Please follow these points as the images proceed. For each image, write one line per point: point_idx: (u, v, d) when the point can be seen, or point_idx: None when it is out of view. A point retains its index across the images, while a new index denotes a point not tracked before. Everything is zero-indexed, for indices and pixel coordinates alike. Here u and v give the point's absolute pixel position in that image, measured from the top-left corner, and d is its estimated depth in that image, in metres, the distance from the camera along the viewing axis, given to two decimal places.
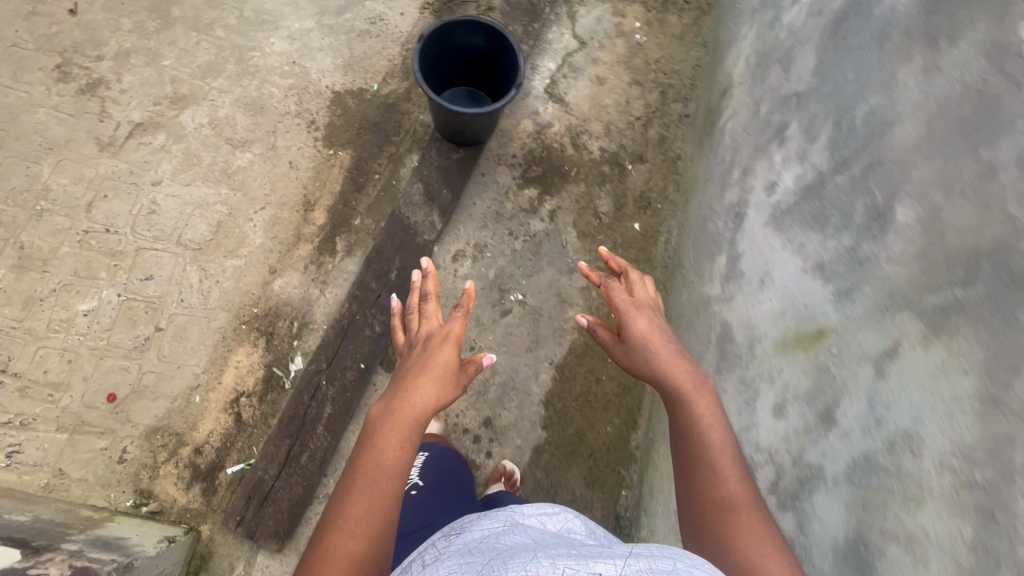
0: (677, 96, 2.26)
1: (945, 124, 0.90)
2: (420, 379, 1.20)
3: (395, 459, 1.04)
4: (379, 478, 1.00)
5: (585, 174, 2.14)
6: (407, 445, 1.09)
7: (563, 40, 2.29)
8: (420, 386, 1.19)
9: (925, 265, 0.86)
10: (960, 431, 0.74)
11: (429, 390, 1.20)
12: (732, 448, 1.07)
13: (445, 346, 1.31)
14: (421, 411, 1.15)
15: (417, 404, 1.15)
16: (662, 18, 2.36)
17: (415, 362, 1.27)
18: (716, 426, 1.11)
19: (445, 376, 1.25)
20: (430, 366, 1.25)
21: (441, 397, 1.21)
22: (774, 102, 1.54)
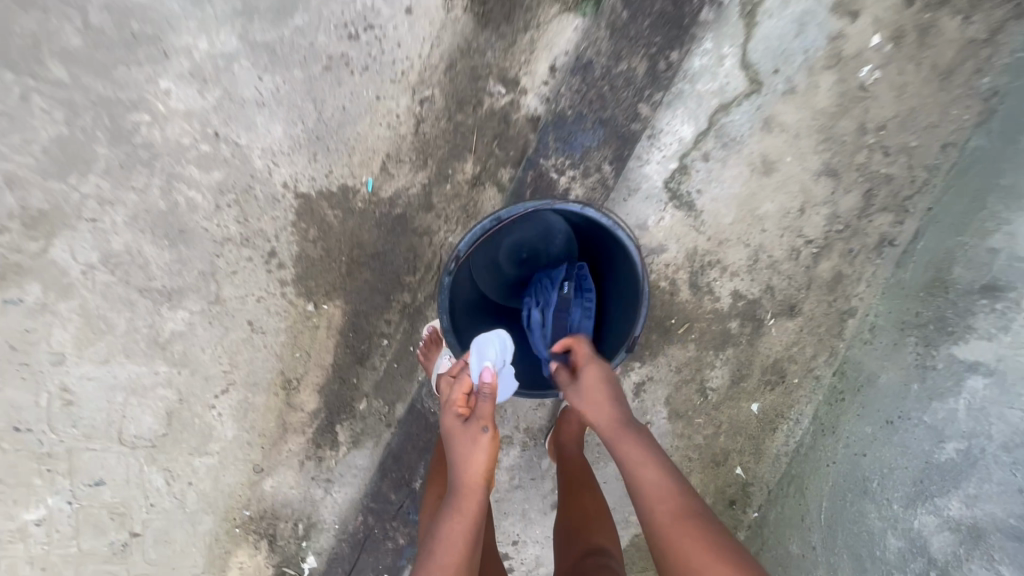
0: (893, 200, 1.30)
1: None
2: (467, 445, 0.95)
3: (460, 534, 0.88)
4: (467, 515, 0.91)
5: (699, 332, 1.41)
6: (471, 502, 0.92)
7: (717, 73, 1.19)
8: (457, 450, 0.96)
9: None
10: None
11: (466, 451, 0.95)
12: (598, 385, 0.97)
13: (478, 416, 0.97)
14: (480, 478, 0.94)
15: (466, 475, 0.93)
16: (926, 21, 1.18)
17: (457, 440, 0.97)
18: (594, 399, 0.97)
19: (472, 424, 0.97)
20: (474, 443, 0.95)
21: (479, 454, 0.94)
22: None
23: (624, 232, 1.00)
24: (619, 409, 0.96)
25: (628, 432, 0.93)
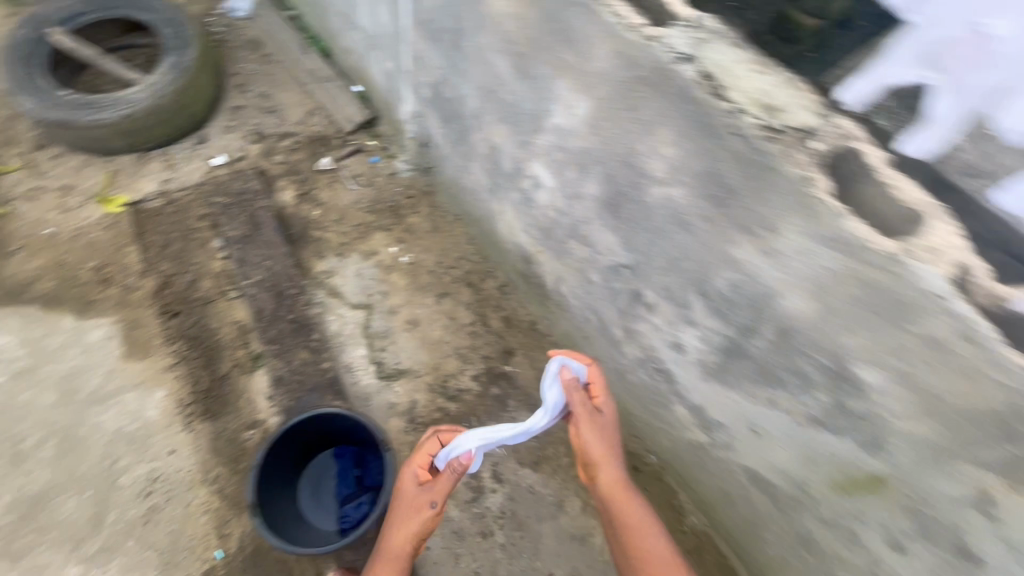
0: (481, 275, 2.18)
1: (837, 303, 0.92)
2: (413, 514, 1.35)
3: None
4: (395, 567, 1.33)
5: (484, 413, 1.94)
6: (401, 551, 1.34)
7: (348, 320, 2.04)
8: (398, 519, 1.36)
9: (939, 424, 0.88)
10: None
11: (408, 522, 1.35)
12: (607, 440, 1.41)
13: (433, 494, 1.35)
14: (408, 542, 1.34)
15: (393, 539, 1.34)
16: (406, 225, 2.26)
17: (409, 505, 1.36)
18: (604, 458, 1.40)
19: (423, 493, 1.36)
20: (420, 511, 1.34)
21: (420, 524, 1.34)
22: (602, 273, 1.54)
23: (326, 412, 1.58)
24: (619, 468, 1.40)
25: (633, 499, 1.38)
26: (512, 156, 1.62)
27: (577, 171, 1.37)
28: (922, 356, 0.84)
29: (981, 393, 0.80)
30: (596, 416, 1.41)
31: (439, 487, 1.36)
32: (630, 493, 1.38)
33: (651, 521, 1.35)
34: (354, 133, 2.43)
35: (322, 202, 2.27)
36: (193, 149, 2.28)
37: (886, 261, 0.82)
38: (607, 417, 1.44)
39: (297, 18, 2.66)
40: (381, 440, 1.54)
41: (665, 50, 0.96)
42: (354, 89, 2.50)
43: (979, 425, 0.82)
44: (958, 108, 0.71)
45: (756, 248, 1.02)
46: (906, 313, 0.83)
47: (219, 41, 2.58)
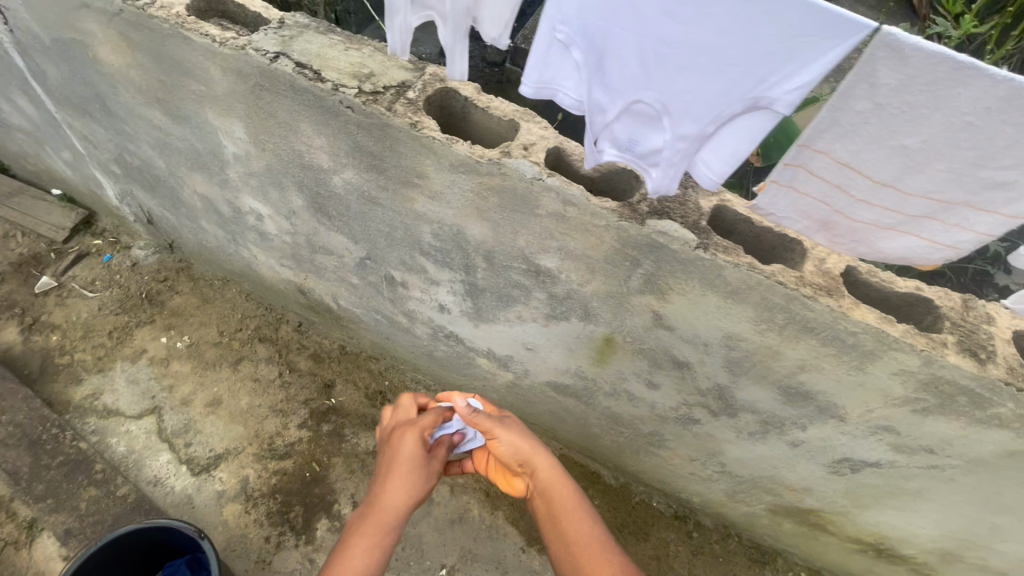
0: (272, 325, 2.09)
1: (494, 215, 1.07)
2: (405, 480, 1.03)
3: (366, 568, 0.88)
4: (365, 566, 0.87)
5: (323, 454, 1.87)
6: (392, 527, 0.95)
7: (137, 433, 1.82)
8: (398, 482, 1.02)
9: (602, 275, 1.07)
10: (721, 326, 1.03)
11: (409, 483, 1.02)
12: (530, 441, 1.09)
13: (437, 452, 1.13)
14: (395, 518, 0.97)
15: (393, 504, 0.98)
16: (170, 309, 2.07)
17: (403, 470, 1.04)
18: (531, 455, 1.07)
19: (430, 456, 1.10)
20: (414, 471, 1.05)
21: (416, 492, 1.02)
22: (355, 272, 1.57)
23: (117, 535, 1.40)
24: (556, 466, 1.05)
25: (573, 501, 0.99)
26: (224, 199, 1.57)
27: (275, 189, 1.38)
28: (558, 229, 1.02)
29: (601, 238, 0.99)
30: (497, 432, 1.09)
31: (438, 452, 1.13)
32: (574, 489, 1.01)
33: (595, 523, 0.95)
34: (70, 239, 2.15)
35: (58, 325, 1.98)
36: None
37: (493, 167, 0.97)
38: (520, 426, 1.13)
39: None
40: (190, 530, 1.41)
41: (258, 55, 1.02)
42: (52, 194, 2.21)
43: (618, 264, 1.02)
44: (448, 28, 0.83)
45: (425, 196, 1.13)
46: (529, 201, 0.99)
47: None
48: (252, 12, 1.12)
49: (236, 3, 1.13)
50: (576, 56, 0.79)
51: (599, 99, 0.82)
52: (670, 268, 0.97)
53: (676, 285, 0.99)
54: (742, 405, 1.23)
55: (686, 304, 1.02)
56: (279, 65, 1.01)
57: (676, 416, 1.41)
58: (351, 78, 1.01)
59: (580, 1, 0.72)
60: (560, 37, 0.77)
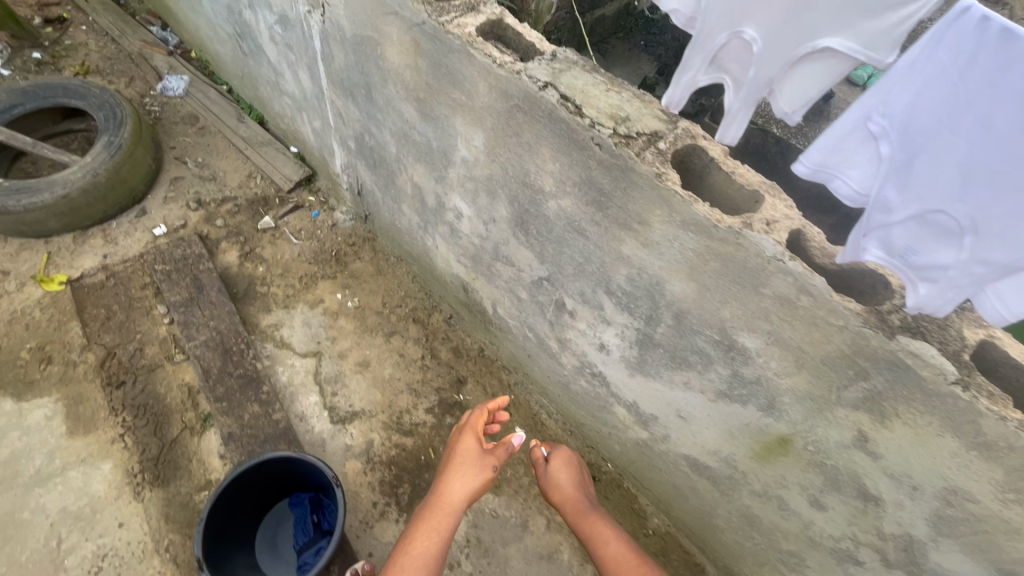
0: (427, 310, 2.26)
1: (708, 278, 1.04)
2: (466, 473, 1.33)
3: (429, 547, 1.21)
4: (435, 533, 1.23)
5: (441, 444, 1.96)
6: (452, 515, 1.27)
7: (298, 369, 2.06)
8: (460, 477, 1.32)
9: (811, 374, 0.98)
10: (951, 475, 0.89)
11: (467, 478, 1.32)
12: (570, 465, 1.41)
13: (498, 452, 1.38)
14: (455, 504, 1.29)
15: (454, 496, 1.29)
16: (350, 271, 2.33)
17: (463, 465, 1.35)
18: (568, 475, 1.39)
19: (488, 454, 1.37)
20: (473, 466, 1.34)
21: (475, 483, 1.31)
22: (528, 289, 1.63)
23: (276, 456, 1.58)
24: (585, 489, 1.38)
25: (599, 517, 1.31)
26: (434, 192, 1.73)
27: (487, 196, 1.49)
28: (778, 313, 0.95)
29: (829, 338, 0.90)
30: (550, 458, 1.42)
31: (496, 451, 1.38)
32: (598, 512, 1.33)
33: (619, 533, 1.28)
34: (293, 191, 2.53)
35: (266, 259, 2.33)
36: (133, 221, 2.33)
37: (730, 234, 0.94)
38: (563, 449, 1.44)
39: (231, 92, 2.80)
40: (330, 474, 1.52)
41: (530, 81, 1.10)
42: (291, 150, 2.62)
43: (838, 369, 0.93)
44: (737, 95, 0.83)
45: (638, 242, 1.13)
46: (757, 277, 0.94)
47: (154, 117, 2.66)
48: (528, 42, 1.22)
49: (514, 30, 1.23)
50: (881, 150, 0.73)
51: (888, 197, 0.76)
52: (910, 393, 0.86)
53: (908, 413, 0.88)
54: (932, 569, 1.05)
55: (911, 438, 0.90)
56: (545, 93, 1.09)
57: (833, 547, 1.24)
58: (608, 118, 1.05)
59: (914, 98, 0.67)
60: (872, 128, 0.73)
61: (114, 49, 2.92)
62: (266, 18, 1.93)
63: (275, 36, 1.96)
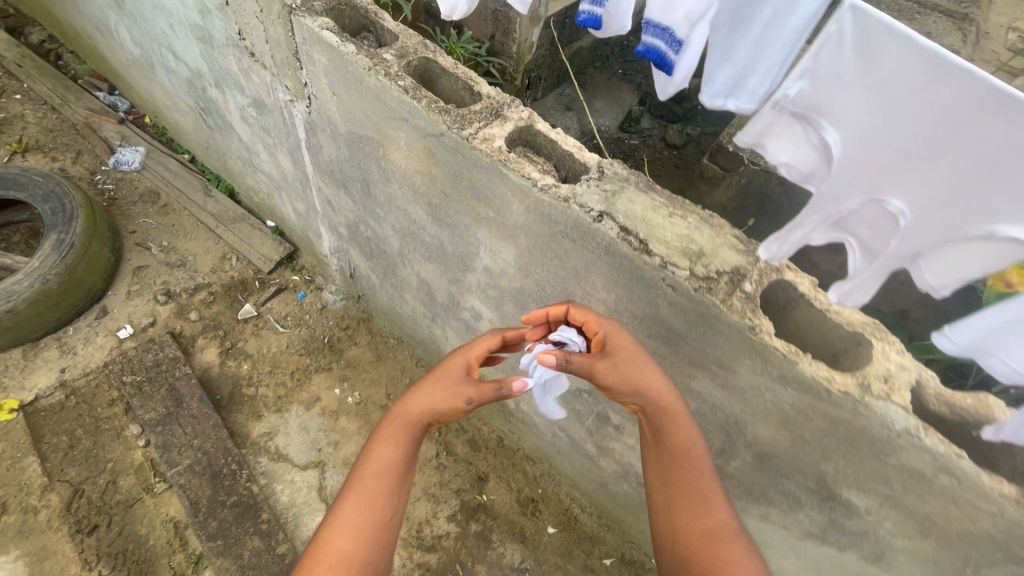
0: None
1: (809, 432, 0.89)
2: (439, 390, 0.99)
3: (384, 462, 0.96)
4: (394, 444, 0.98)
5: (467, 557, 1.77)
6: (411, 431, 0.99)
7: (300, 485, 1.84)
8: (428, 391, 1.00)
9: (940, 544, 0.85)
10: None
11: (434, 393, 1.00)
12: (638, 357, 0.93)
13: (482, 389, 0.97)
14: (416, 417, 1.00)
15: (414, 408, 0.99)
16: (346, 360, 2.11)
17: (440, 381, 1.01)
18: (643, 368, 0.92)
19: (467, 380, 1.00)
20: (451, 385, 1.00)
21: (445, 404, 0.99)
22: (563, 395, 1.46)
23: None
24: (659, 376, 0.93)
25: (679, 414, 0.92)
26: (447, 291, 1.55)
27: (516, 306, 1.32)
28: (902, 482, 0.82)
29: (974, 518, 0.78)
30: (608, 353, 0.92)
31: (484, 385, 0.97)
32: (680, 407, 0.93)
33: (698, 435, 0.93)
34: (273, 271, 2.29)
35: (250, 354, 2.09)
36: (93, 324, 2.06)
37: (847, 398, 0.80)
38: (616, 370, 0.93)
39: (195, 160, 2.55)
40: None
41: (581, 210, 0.95)
42: (268, 224, 2.38)
43: (981, 548, 0.80)
44: (867, 258, 0.69)
45: (714, 382, 0.98)
46: (880, 446, 0.81)
47: (109, 197, 2.39)
48: (565, 151, 1.06)
49: (548, 137, 1.08)
50: None
51: None
52: None
53: None
54: None
55: None
56: (602, 225, 0.93)
57: None
58: (680, 255, 0.91)
59: None
60: None
61: (57, 120, 2.63)
62: (237, 99, 1.71)
63: (249, 118, 1.74)
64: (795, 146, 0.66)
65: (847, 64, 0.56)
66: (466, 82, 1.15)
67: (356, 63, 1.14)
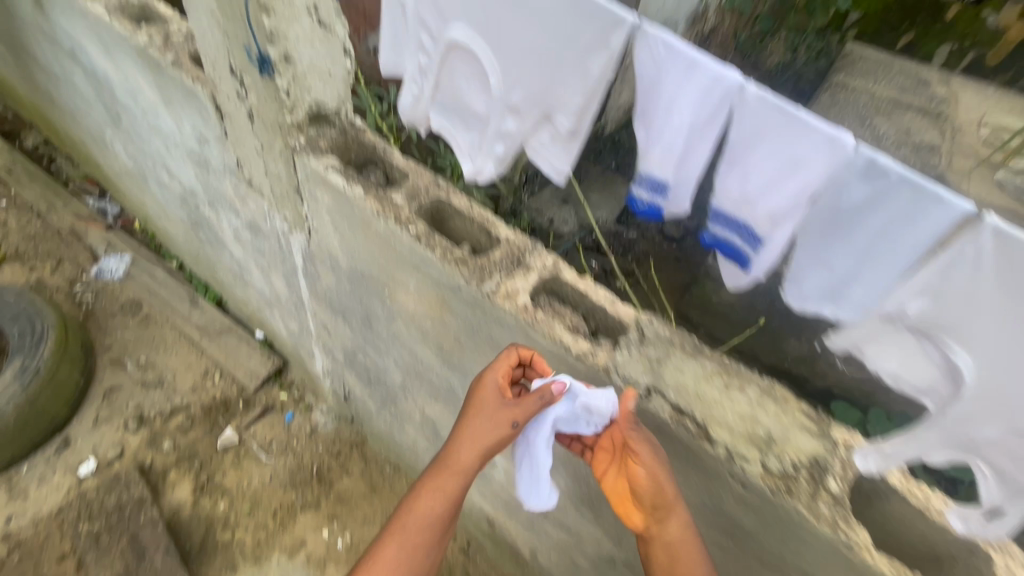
0: None
1: None
2: (482, 430, 0.87)
3: (433, 512, 0.90)
4: (443, 495, 0.90)
5: None
6: (461, 478, 0.90)
7: None
8: (472, 432, 0.88)
9: None
10: None
11: (480, 435, 0.87)
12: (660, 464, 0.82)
13: (524, 403, 0.85)
14: (464, 464, 0.88)
15: (462, 455, 0.88)
16: (336, 493, 1.88)
17: (481, 421, 0.87)
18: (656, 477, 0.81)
19: (505, 416, 0.86)
20: (492, 424, 0.87)
21: (489, 446, 0.87)
22: (591, 559, 1.26)
23: None
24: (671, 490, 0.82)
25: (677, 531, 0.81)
26: None
27: None
28: None
29: None
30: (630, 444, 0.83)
31: (524, 403, 0.85)
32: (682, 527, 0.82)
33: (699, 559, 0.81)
34: (260, 388, 2.11)
35: (228, 490, 1.86)
36: (52, 459, 1.85)
37: None
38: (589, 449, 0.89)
39: (182, 267, 2.44)
40: None
41: (628, 386, 0.83)
42: (256, 336, 2.23)
43: None
44: (1006, 488, 0.54)
45: None
46: None
47: (86, 311, 2.24)
48: (597, 303, 0.95)
49: (577, 287, 0.97)
50: None
51: None
52: None
53: None
54: None
55: None
56: (652, 405, 0.81)
57: None
58: (746, 442, 0.79)
59: None
60: None
61: (41, 226, 2.53)
62: (231, 220, 1.62)
63: (242, 239, 1.65)
64: (907, 356, 0.54)
65: (987, 278, 0.44)
66: (483, 224, 1.05)
67: (365, 208, 1.05)
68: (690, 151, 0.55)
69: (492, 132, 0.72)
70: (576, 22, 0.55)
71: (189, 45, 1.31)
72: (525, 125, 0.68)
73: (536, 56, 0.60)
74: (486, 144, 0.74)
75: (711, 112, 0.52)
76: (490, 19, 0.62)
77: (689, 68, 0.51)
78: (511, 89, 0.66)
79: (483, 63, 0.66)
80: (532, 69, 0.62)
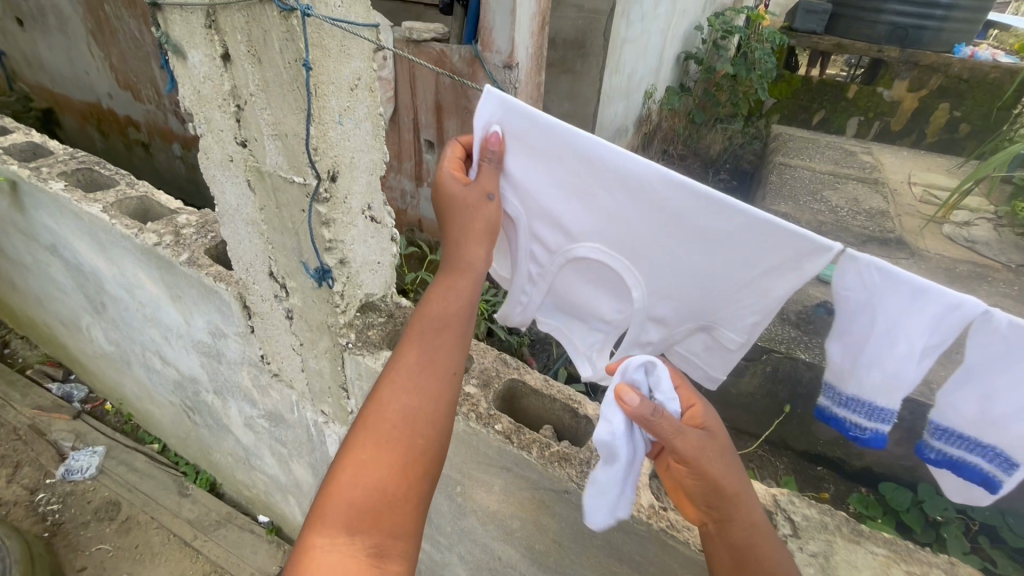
0: None
1: None
2: (467, 220, 0.70)
3: (428, 353, 0.67)
4: (450, 317, 0.69)
5: None
6: (451, 301, 0.69)
7: None
8: (460, 235, 0.70)
9: None
10: None
11: (465, 229, 0.70)
12: (729, 455, 0.64)
13: (484, 175, 0.71)
14: (471, 269, 0.71)
15: (465, 265, 0.70)
16: None
17: (455, 211, 0.70)
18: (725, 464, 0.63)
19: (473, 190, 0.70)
20: (461, 202, 0.69)
21: (477, 236, 0.70)
22: None
23: None
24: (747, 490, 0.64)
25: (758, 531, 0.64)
26: None
27: None
28: None
29: None
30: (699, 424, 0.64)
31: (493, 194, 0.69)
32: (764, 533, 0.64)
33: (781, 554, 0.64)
34: None
35: None
36: None
37: None
38: (711, 437, 0.63)
39: (166, 449, 2.16)
40: None
41: None
42: (260, 521, 1.95)
43: None
44: None
45: None
46: None
47: (53, 524, 1.91)
48: None
49: None
50: None
51: None
52: None
53: None
54: None
55: None
56: None
57: None
58: None
59: None
60: None
61: None
62: (243, 408, 1.45)
63: (257, 426, 1.47)
64: None
65: None
66: (568, 404, 0.95)
67: None
68: (918, 378, 0.55)
69: (627, 342, 0.78)
70: (742, 259, 0.61)
71: (203, 240, 1.23)
72: (672, 334, 0.75)
73: (687, 280, 0.67)
74: (620, 349, 0.80)
75: (939, 341, 0.53)
76: (631, 246, 0.69)
77: (911, 304, 0.53)
78: (656, 304, 0.72)
79: (622, 279, 0.73)
80: (682, 288, 0.69)
